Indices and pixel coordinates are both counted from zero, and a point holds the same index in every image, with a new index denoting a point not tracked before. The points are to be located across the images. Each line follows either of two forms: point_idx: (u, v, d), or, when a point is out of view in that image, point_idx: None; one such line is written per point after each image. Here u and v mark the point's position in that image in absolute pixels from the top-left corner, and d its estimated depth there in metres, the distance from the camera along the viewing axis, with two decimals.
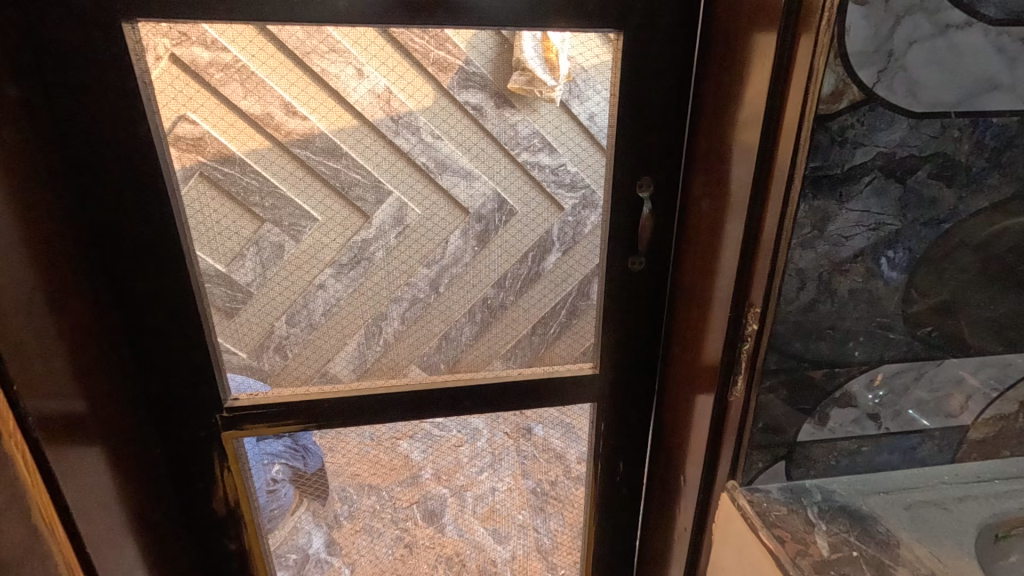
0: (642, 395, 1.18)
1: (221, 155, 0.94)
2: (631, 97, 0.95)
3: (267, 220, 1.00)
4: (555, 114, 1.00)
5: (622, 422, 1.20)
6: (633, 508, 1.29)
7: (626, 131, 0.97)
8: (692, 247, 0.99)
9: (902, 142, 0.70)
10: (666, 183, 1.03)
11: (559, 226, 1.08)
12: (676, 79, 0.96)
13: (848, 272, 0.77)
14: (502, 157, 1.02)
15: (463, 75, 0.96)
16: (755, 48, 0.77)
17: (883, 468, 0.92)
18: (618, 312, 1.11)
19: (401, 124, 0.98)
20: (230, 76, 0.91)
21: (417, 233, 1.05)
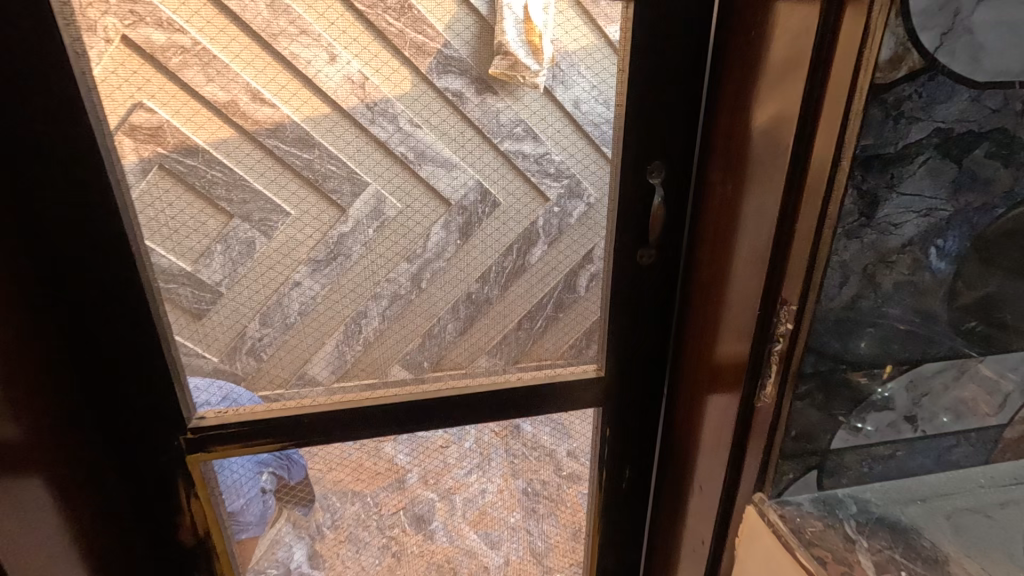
0: (649, 391, 1.17)
1: (181, 145, 0.88)
2: (646, 79, 0.93)
3: (235, 215, 0.94)
4: (538, 100, 0.96)
5: (631, 418, 1.19)
6: (633, 505, 1.28)
7: (640, 115, 0.95)
8: (709, 243, 0.98)
9: (960, 117, 0.69)
10: (682, 176, 1.01)
11: (544, 217, 1.04)
12: (692, 66, 0.93)
13: (894, 263, 0.76)
14: (484, 147, 0.98)
15: (443, 59, 0.91)
16: (780, 35, 0.76)
17: (917, 473, 0.91)
18: (621, 306, 1.08)
19: (376, 112, 0.93)
20: (189, 61, 0.84)
21: (399, 225, 1.00)
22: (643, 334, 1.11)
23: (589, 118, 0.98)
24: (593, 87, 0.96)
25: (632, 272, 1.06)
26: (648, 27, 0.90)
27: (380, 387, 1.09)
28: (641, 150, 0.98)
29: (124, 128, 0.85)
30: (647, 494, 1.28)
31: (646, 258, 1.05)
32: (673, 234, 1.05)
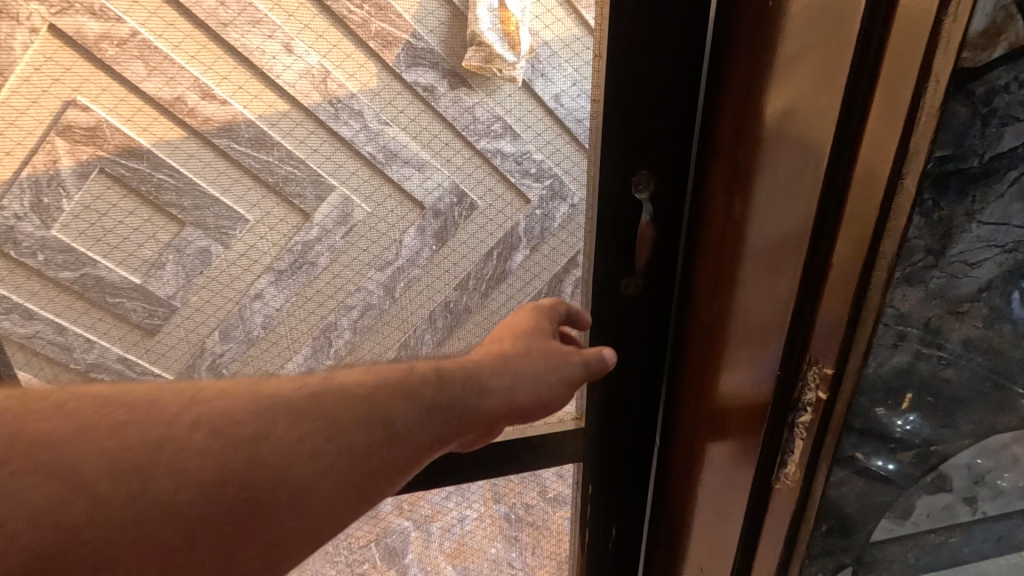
0: (638, 404, 1.14)
1: (123, 147, 0.79)
2: (633, 83, 0.89)
3: (188, 222, 0.85)
4: (517, 95, 0.89)
5: (616, 433, 1.15)
6: (614, 520, 1.24)
7: (620, 119, 0.91)
8: (708, 265, 0.94)
9: None
10: (671, 189, 0.98)
11: (526, 221, 0.98)
12: (682, 72, 0.90)
13: (968, 310, 0.69)
14: (461, 146, 0.91)
15: (412, 50, 0.84)
16: (791, 52, 0.71)
17: (973, 560, 0.88)
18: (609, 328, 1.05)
19: (339, 109, 0.84)
20: (128, 53, 0.75)
21: (368, 231, 0.93)
22: (630, 348, 1.08)
23: (572, 116, 0.92)
24: (575, 81, 0.90)
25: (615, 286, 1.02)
26: (632, 25, 0.86)
27: None
28: (622, 154, 0.93)
29: (60, 126, 0.76)
30: (627, 508, 1.24)
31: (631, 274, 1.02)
32: (666, 249, 1.02)
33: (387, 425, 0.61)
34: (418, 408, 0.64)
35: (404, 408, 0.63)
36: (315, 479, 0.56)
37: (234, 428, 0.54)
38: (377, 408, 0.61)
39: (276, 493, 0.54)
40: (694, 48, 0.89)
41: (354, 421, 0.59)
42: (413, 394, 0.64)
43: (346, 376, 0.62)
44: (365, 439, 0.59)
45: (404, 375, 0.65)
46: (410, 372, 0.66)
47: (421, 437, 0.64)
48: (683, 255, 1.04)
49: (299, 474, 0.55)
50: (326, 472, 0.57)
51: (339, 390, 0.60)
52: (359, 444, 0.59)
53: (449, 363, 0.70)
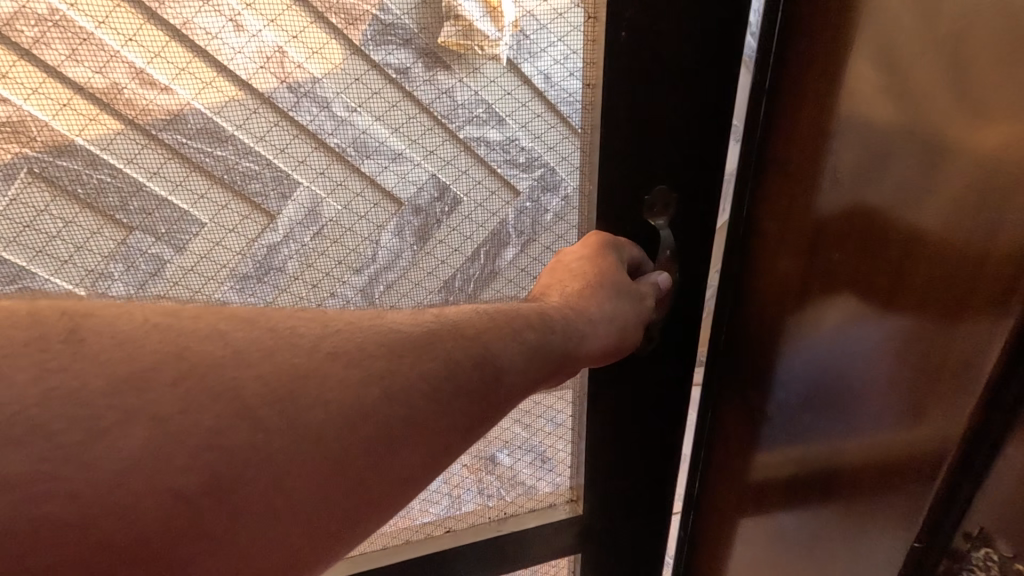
0: (648, 417, 1.06)
1: (53, 145, 0.68)
2: (643, 80, 0.81)
3: (135, 227, 0.75)
4: (502, 76, 0.79)
5: (623, 453, 1.08)
6: (611, 534, 1.15)
7: (627, 121, 0.83)
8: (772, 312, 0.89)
9: None
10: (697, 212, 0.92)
11: (515, 215, 0.89)
12: (703, 74, 0.82)
13: None
14: (441, 134, 0.81)
15: (382, 26, 0.73)
16: (882, 74, 0.66)
17: None
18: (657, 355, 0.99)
19: (300, 95, 0.74)
20: (48, 33, 0.64)
21: (342, 230, 0.83)
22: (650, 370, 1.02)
23: (563, 98, 0.83)
24: (567, 57, 0.80)
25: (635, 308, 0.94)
26: (639, 14, 0.78)
27: None
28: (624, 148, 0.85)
29: None
30: (626, 522, 1.15)
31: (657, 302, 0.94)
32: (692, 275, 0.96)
33: (485, 381, 0.63)
34: (504, 342, 0.66)
35: (484, 342, 0.64)
36: (410, 420, 0.57)
37: (349, 384, 0.54)
38: (462, 346, 0.62)
39: (395, 432, 0.56)
40: (721, 51, 0.81)
41: (453, 362, 0.61)
42: (516, 336, 0.67)
43: (400, 318, 0.61)
44: (469, 385, 0.61)
45: (488, 319, 0.66)
46: (489, 315, 0.67)
47: (517, 377, 0.66)
48: (717, 290, 0.99)
49: (401, 414, 0.56)
50: (424, 410, 0.58)
51: (419, 336, 0.60)
52: (443, 400, 0.59)
53: (537, 308, 0.72)
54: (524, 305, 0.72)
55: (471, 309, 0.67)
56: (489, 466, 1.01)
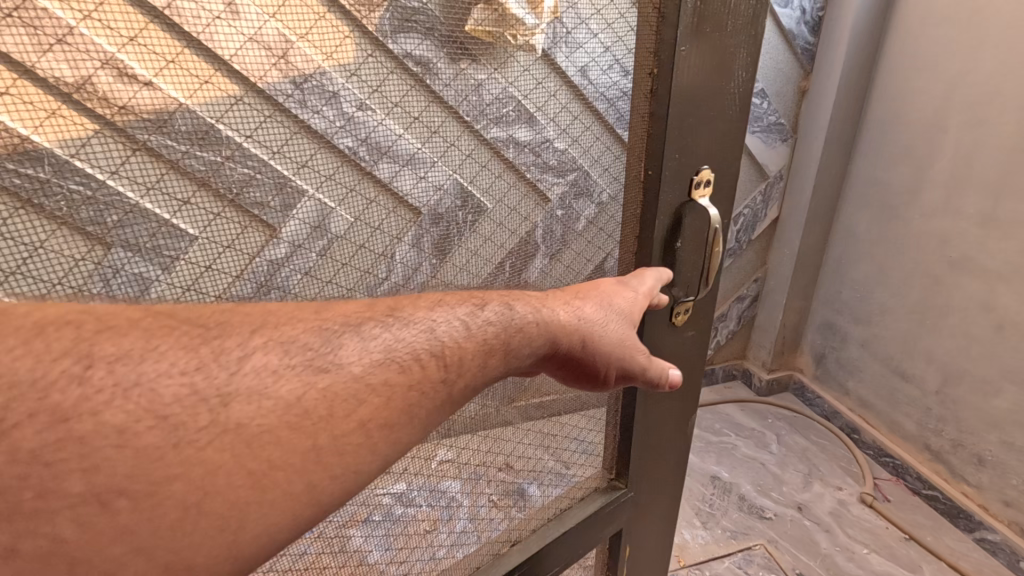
0: (673, 402, 1.05)
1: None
2: (707, 69, 0.78)
3: (114, 242, 0.54)
4: (535, 68, 0.72)
5: (651, 442, 1.05)
6: (638, 529, 1.12)
7: (690, 114, 0.79)
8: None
9: None
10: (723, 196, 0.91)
11: (543, 226, 0.83)
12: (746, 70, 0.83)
13: None
14: (465, 135, 0.72)
15: (402, 11, 0.62)
16: None
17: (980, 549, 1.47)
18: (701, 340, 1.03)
19: (306, 91, 0.60)
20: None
21: (355, 245, 0.69)
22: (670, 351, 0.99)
23: (601, 92, 0.79)
24: (601, 50, 0.76)
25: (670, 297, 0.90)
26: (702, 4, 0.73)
27: None
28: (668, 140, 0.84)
29: None
30: (650, 515, 1.13)
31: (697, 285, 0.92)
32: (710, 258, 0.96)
33: (447, 379, 0.53)
34: (465, 338, 0.55)
35: (445, 334, 0.54)
36: (355, 422, 0.46)
37: (283, 384, 0.43)
38: (424, 338, 0.52)
39: (332, 448, 0.44)
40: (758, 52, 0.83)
41: (397, 360, 0.50)
42: (523, 331, 0.61)
43: (345, 311, 0.50)
44: (430, 383, 0.51)
45: (519, 333, 0.60)
46: (470, 323, 0.56)
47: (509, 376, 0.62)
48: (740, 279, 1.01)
49: (344, 416, 0.45)
50: (365, 414, 0.46)
51: (364, 337, 0.49)
52: (397, 397, 0.49)
53: (569, 324, 0.66)
54: (555, 317, 0.65)
55: (427, 308, 0.54)
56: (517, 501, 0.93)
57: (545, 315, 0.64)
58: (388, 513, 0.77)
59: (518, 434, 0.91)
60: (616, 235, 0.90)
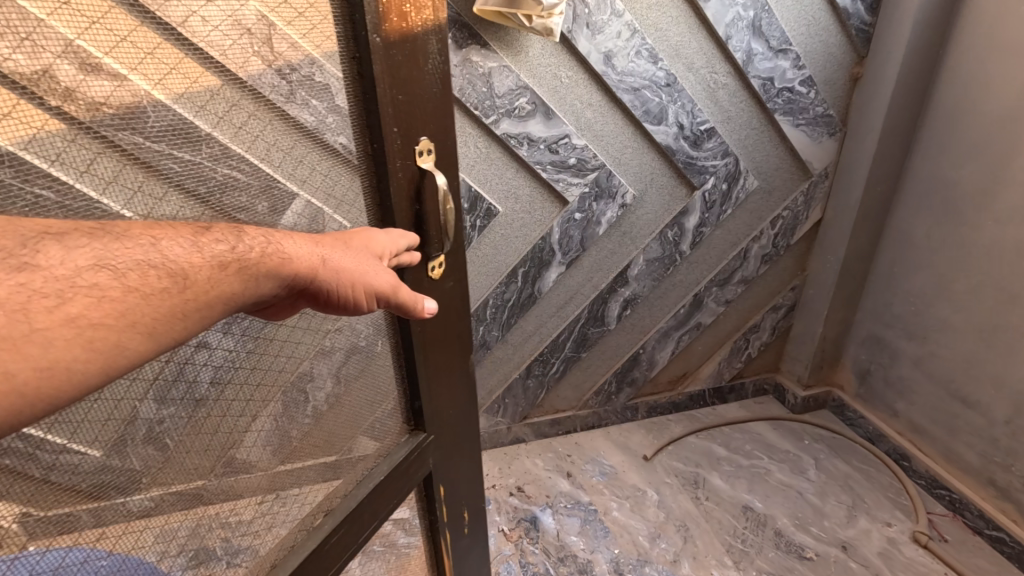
0: (455, 335, 0.48)
1: None
2: (385, 10, 0.33)
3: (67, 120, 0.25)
4: (552, 54, 0.65)
5: (437, 385, 0.48)
6: (446, 480, 0.53)
7: (397, 90, 0.35)
8: (781, 297, 0.96)
9: (775, 313, 0.97)
10: (735, 197, 0.82)
11: (561, 229, 0.75)
12: (789, 64, 0.76)
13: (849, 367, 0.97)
14: (471, 128, 0.66)
15: None
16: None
17: None
18: (722, 351, 0.98)
19: None
20: None
21: None
22: (658, 353, 0.92)
23: (628, 83, 0.69)
24: (631, 33, 0.66)
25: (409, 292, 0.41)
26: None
27: None
28: (691, 134, 0.75)
29: None
30: (460, 463, 0.54)
31: (438, 257, 0.42)
32: (706, 264, 0.88)
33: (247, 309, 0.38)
34: (198, 259, 0.24)
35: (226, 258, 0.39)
36: (45, 333, 0.19)
37: None
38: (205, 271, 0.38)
39: (24, 350, 0.19)
40: (806, 48, 0.77)
41: (116, 267, 0.22)
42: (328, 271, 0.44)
43: None
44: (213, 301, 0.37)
45: (242, 286, 0.25)
46: (199, 241, 0.24)
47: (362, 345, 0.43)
48: (769, 291, 0.96)
49: (33, 322, 0.19)
50: (97, 339, 0.21)
51: (68, 244, 0.21)
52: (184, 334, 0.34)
53: (323, 271, 0.28)
54: (305, 257, 0.28)
55: (153, 219, 0.24)
56: (532, 533, 0.78)
57: (289, 253, 0.27)
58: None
59: (530, 452, 0.91)
60: (642, 237, 0.81)
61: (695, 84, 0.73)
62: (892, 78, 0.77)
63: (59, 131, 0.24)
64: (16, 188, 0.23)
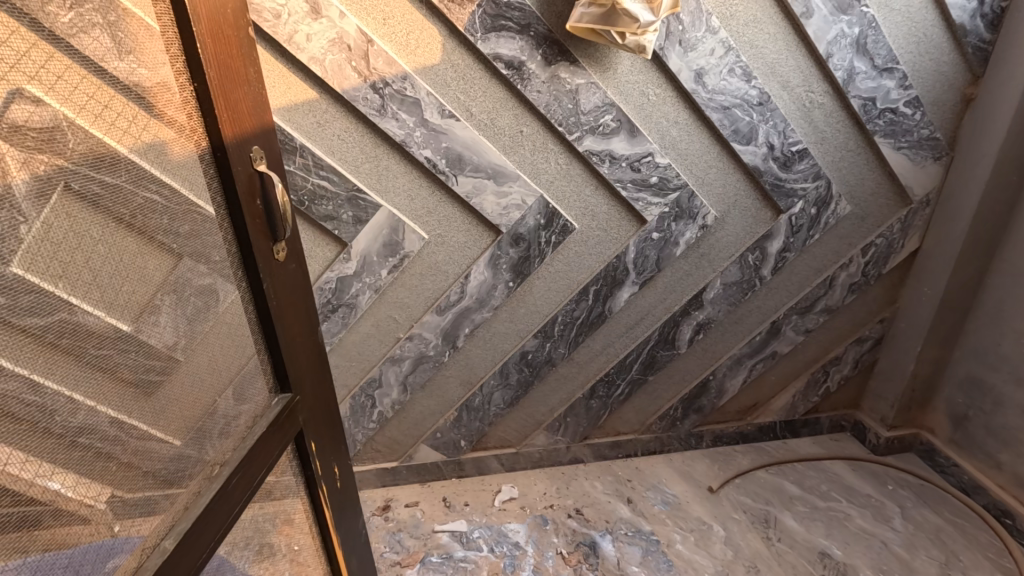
0: (301, 306, 0.44)
1: (89, 149, 0.27)
2: (216, 50, 0.33)
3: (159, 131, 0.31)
4: (640, 71, 0.65)
5: (294, 346, 0.43)
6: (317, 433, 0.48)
7: (219, 90, 0.34)
8: (867, 329, 0.92)
9: (855, 345, 0.92)
10: (824, 222, 0.78)
11: (638, 248, 0.74)
12: (895, 85, 0.71)
13: (850, 375, 0.95)
14: (554, 145, 0.68)
15: (492, 8, 0.59)
16: None
17: None
18: (795, 382, 0.95)
19: (386, 97, 0.61)
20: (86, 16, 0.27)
21: (422, 265, 0.72)
22: (728, 381, 0.89)
23: (719, 101, 0.67)
24: (726, 49, 0.65)
25: (259, 277, 0.38)
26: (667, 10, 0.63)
27: (400, 472, 0.86)
28: (781, 155, 0.72)
29: None
30: (329, 420, 0.50)
31: (282, 244, 0.40)
32: (786, 291, 0.84)
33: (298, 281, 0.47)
34: None
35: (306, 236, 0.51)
36: None
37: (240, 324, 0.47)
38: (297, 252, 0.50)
39: None
40: (915, 68, 0.72)
41: None
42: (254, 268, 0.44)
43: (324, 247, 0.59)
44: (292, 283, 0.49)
45: None
46: None
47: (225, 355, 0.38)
48: (853, 321, 0.91)
49: None
50: None
51: None
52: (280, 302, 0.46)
53: None
54: None
55: None
56: (592, 559, 0.76)
57: None
58: (447, 554, 0.76)
59: (589, 474, 0.90)
60: (720, 261, 0.79)
61: (787, 103, 0.71)
62: (1012, 101, 0.72)
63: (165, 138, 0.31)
64: (128, 191, 0.29)
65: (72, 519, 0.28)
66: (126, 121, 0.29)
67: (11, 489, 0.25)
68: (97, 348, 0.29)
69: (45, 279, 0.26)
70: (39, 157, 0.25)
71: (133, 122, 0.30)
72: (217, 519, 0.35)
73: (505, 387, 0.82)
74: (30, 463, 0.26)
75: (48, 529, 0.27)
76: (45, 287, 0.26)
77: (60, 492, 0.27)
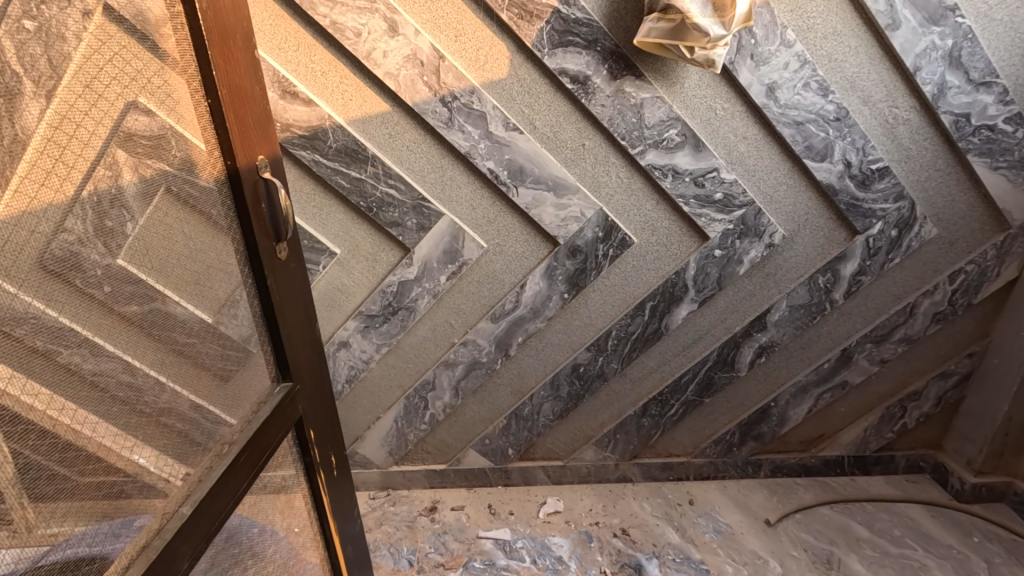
0: (303, 301, 0.43)
1: (157, 151, 0.29)
2: (224, 61, 0.33)
3: (205, 133, 0.32)
4: (708, 85, 0.65)
5: (297, 346, 0.42)
6: (315, 421, 0.47)
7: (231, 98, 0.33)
8: (953, 363, 0.84)
9: (938, 379, 0.85)
10: (906, 244, 0.73)
11: (699, 263, 0.73)
12: (996, 100, 0.66)
13: (933, 412, 0.88)
14: (615, 159, 0.68)
15: (561, 24, 0.60)
16: None
17: None
18: (866, 414, 0.88)
19: (454, 110, 0.63)
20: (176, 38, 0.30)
21: (480, 273, 0.73)
22: (792, 410, 0.85)
23: (792, 117, 0.65)
24: (801, 62, 0.62)
25: (266, 281, 0.37)
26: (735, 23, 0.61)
27: (448, 475, 0.88)
28: (859, 173, 0.68)
29: None
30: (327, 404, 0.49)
31: (285, 244, 0.39)
32: (861, 317, 0.79)
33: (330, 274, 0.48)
34: None
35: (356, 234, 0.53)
36: None
37: None
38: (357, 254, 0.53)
39: None
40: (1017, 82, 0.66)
41: None
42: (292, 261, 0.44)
43: None
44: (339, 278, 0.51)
45: None
46: None
47: (244, 354, 0.37)
48: (936, 353, 0.84)
49: None
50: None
51: None
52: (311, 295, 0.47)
53: None
54: None
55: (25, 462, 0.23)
56: None
57: None
58: (489, 560, 0.76)
59: (637, 494, 0.88)
60: (787, 281, 0.75)
61: (866, 118, 0.67)
62: None
63: (210, 139, 0.33)
64: (186, 189, 0.31)
65: (147, 489, 0.30)
66: (191, 125, 0.31)
67: (103, 460, 0.27)
68: (158, 330, 0.30)
69: (139, 268, 0.29)
70: (148, 162, 0.29)
71: (187, 122, 0.31)
72: (229, 491, 0.35)
73: (555, 398, 0.82)
74: (122, 439, 0.28)
75: (131, 498, 0.29)
76: (132, 272, 0.28)
77: (145, 466, 0.30)
